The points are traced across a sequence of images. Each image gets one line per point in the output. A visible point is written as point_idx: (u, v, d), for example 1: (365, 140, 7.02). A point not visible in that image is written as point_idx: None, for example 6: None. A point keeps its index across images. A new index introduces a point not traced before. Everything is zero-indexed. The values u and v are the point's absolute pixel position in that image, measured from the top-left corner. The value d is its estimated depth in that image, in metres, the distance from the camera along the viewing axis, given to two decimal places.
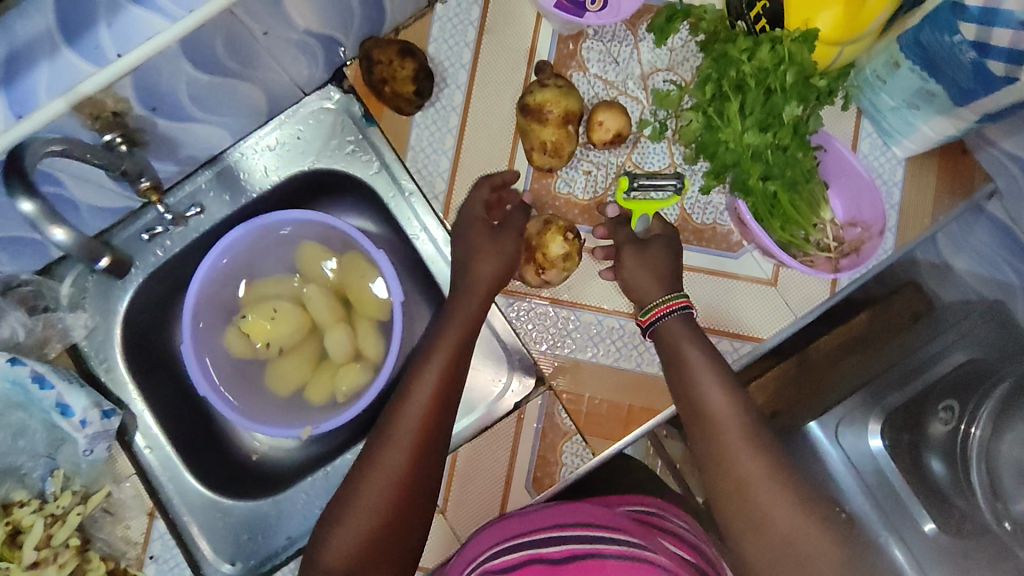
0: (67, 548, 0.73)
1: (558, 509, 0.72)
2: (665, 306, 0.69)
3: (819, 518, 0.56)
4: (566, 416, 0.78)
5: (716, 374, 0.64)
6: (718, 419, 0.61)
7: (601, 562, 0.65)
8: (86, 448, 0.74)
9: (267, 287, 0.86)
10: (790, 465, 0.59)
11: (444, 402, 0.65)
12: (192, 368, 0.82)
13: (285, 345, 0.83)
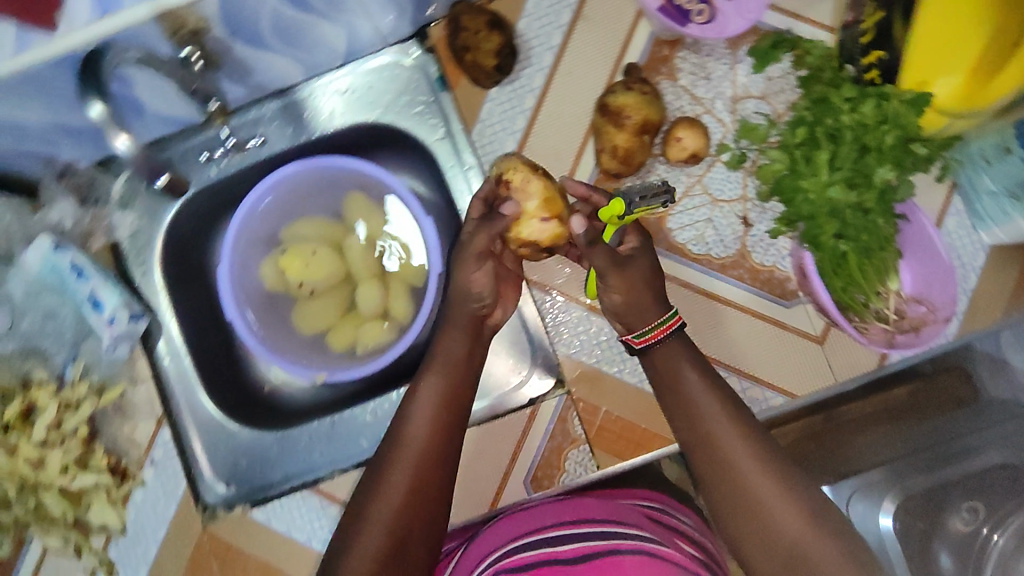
0: (73, 437, 0.75)
1: (549, 510, 0.67)
2: (661, 329, 0.65)
3: (837, 540, 0.55)
4: (578, 424, 0.77)
5: (713, 397, 0.62)
6: (722, 442, 0.60)
7: (617, 559, 0.57)
8: (110, 346, 0.76)
9: (312, 227, 0.86)
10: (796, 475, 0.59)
11: (447, 419, 0.63)
12: (224, 289, 0.83)
13: (318, 287, 0.84)
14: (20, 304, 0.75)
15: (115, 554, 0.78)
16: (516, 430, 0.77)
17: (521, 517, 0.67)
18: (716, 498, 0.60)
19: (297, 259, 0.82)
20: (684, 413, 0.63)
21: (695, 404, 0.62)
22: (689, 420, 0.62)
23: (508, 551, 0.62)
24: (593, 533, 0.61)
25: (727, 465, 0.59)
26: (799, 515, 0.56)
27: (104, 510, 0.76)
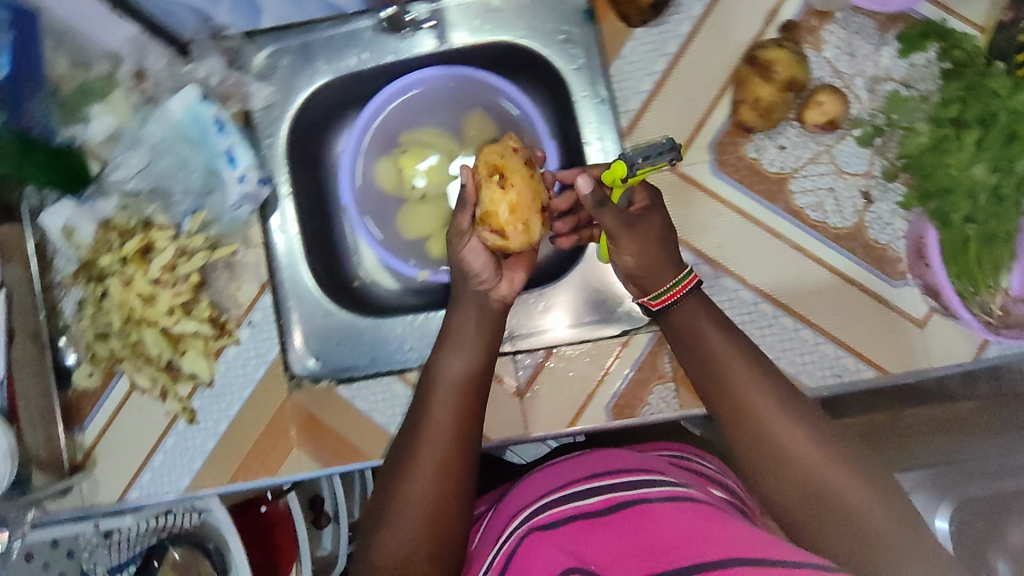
0: (186, 282, 0.78)
1: (582, 463, 0.71)
2: (676, 289, 0.68)
3: (869, 484, 0.57)
4: (668, 360, 0.77)
5: (741, 359, 0.64)
6: (754, 407, 0.61)
7: (648, 505, 0.59)
8: (234, 204, 0.79)
9: (432, 136, 0.89)
10: (827, 428, 0.61)
11: (469, 386, 0.65)
12: (344, 176, 0.87)
13: (431, 191, 0.87)
14: (155, 149, 0.77)
15: (198, 404, 0.80)
16: (608, 354, 0.78)
17: (551, 475, 0.71)
18: (753, 463, 0.61)
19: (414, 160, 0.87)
20: (716, 381, 0.64)
21: (727, 369, 0.63)
22: (721, 386, 0.63)
23: (547, 505, 0.64)
24: (617, 483, 0.64)
25: (762, 427, 0.61)
26: (840, 467, 0.58)
27: (196, 358, 0.79)
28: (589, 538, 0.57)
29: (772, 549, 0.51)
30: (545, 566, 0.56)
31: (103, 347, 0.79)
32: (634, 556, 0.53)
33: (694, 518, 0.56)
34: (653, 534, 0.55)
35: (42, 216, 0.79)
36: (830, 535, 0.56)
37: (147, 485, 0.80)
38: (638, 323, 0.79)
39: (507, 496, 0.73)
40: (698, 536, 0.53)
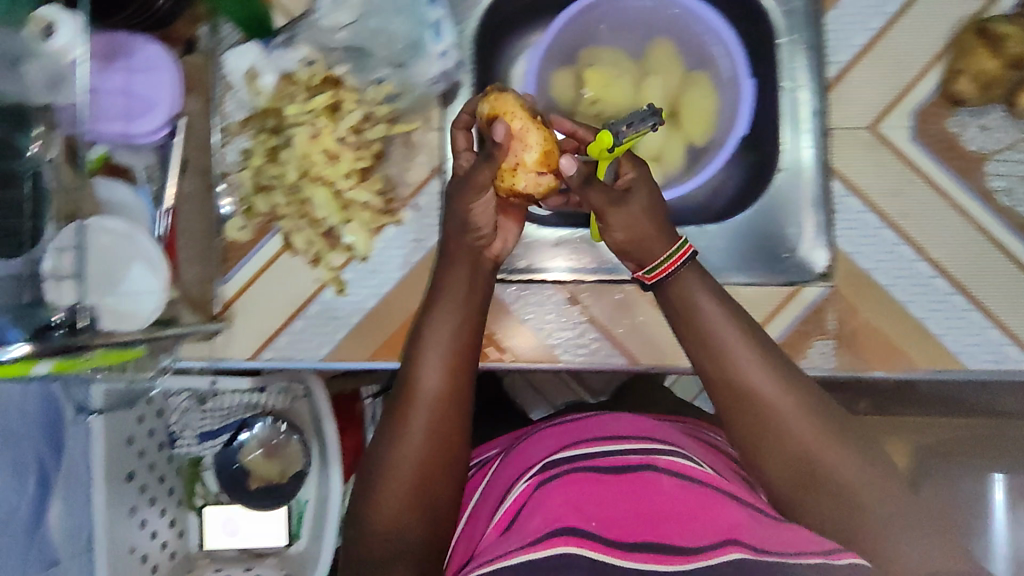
0: (368, 150, 0.77)
1: (602, 426, 0.82)
2: (671, 261, 0.71)
3: (870, 473, 0.67)
4: (834, 319, 0.75)
5: (742, 343, 0.70)
6: (765, 399, 0.68)
7: (655, 479, 0.69)
8: (429, 80, 0.77)
9: (615, 57, 0.85)
10: (842, 431, 0.68)
11: (466, 362, 0.71)
12: (529, 76, 0.83)
13: (608, 110, 0.84)
14: (364, 7, 0.75)
15: (349, 276, 0.78)
16: (774, 301, 0.76)
17: (564, 434, 0.82)
18: (761, 446, 0.69)
19: (599, 79, 0.83)
20: (723, 379, 0.69)
21: (739, 371, 0.69)
22: (736, 381, 0.69)
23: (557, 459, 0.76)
24: (627, 448, 0.75)
25: (774, 416, 0.68)
26: (841, 454, 0.67)
27: (358, 228, 0.77)
28: (588, 491, 0.68)
29: (771, 539, 0.63)
30: (549, 520, 0.63)
31: (263, 201, 0.77)
32: (630, 519, 0.65)
33: (696, 497, 0.67)
34: (652, 502, 0.67)
35: (225, 56, 0.76)
36: (818, 503, 0.67)
37: (283, 348, 0.78)
38: (810, 276, 0.76)
39: (503, 469, 0.82)
40: (687, 514, 0.65)
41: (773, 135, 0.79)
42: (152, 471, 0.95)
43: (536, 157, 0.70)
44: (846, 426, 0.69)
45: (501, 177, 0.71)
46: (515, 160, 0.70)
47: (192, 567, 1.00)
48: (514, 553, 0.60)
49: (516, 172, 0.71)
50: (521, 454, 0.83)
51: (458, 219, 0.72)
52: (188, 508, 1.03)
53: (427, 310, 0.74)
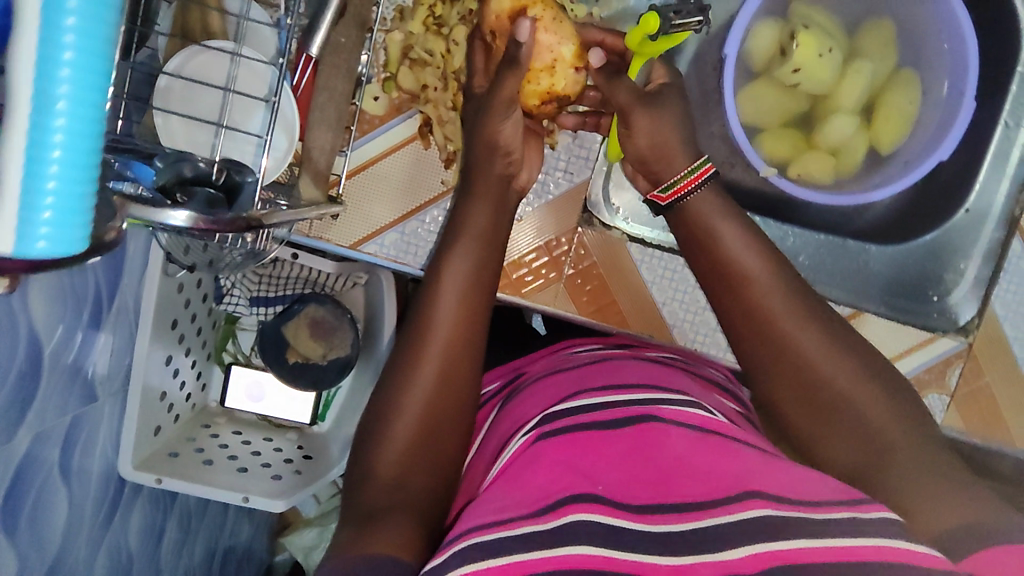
0: None
1: (592, 375, 0.63)
2: (692, 178, 0.63)
3: (898, 407, 0.55)
4: (956, 377, 0.72)
5: (759, 256, 0.61)
6: (779, 321, 0.58)
7: (665, 428, 0.52)
8: None
9: (830, 23, 0.75)
10: (869, 361, 0.57)
11: (473, 292, 0.61)
12: (738, 22, 0.72)
13: (806, 84, 0.73)
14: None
15: None
16: (904, 341, 0.73)
17: (551, 387, 0.63)
18: (787, 395, 0.58)
19: (815, 43, 0.71)
20: (753, 324, 0.59)
21: (768, 310, 0.58)
22: (757, 324, 0.59)
23: (551, 415, 0.56)
24: (626, 398, 0.57)
25: (804, 361, 0.57)
26: (869, 392, 0.55)
27: None
28: (589, 458, 0.50)
29: (805, 488, 0.46)
30: (545, 485, 0.47)
31: (409, 76, 0.66)
32: (636, 480, 0.47)
33: (706, 447, 0.50)
34: (662, 460, 0.49)
35: None
36: (854, 457, 0.53)
37: (387, 246, 0.70)
38: (949, 327, 0.73)
39: (500, 424, 0.64)
40: (699, 465, 0.48)
41: (972, 169, 0.73)
42: (191, 320, 0.88)
43: (572, 51, 0.60)
44: (881, 372, 0.57)
45: (534, 76, 0.61)
46: (551, 57, 0.59)
47: (209, 422, 0.96)
48: (507, 522, 0.43)
49: (554, 70, 0.61)
50: (510, 411, 0.65)
51: (487, 146, 0.62)
52: (214, 362, 0.99)
53: (448, 242, 0.62)
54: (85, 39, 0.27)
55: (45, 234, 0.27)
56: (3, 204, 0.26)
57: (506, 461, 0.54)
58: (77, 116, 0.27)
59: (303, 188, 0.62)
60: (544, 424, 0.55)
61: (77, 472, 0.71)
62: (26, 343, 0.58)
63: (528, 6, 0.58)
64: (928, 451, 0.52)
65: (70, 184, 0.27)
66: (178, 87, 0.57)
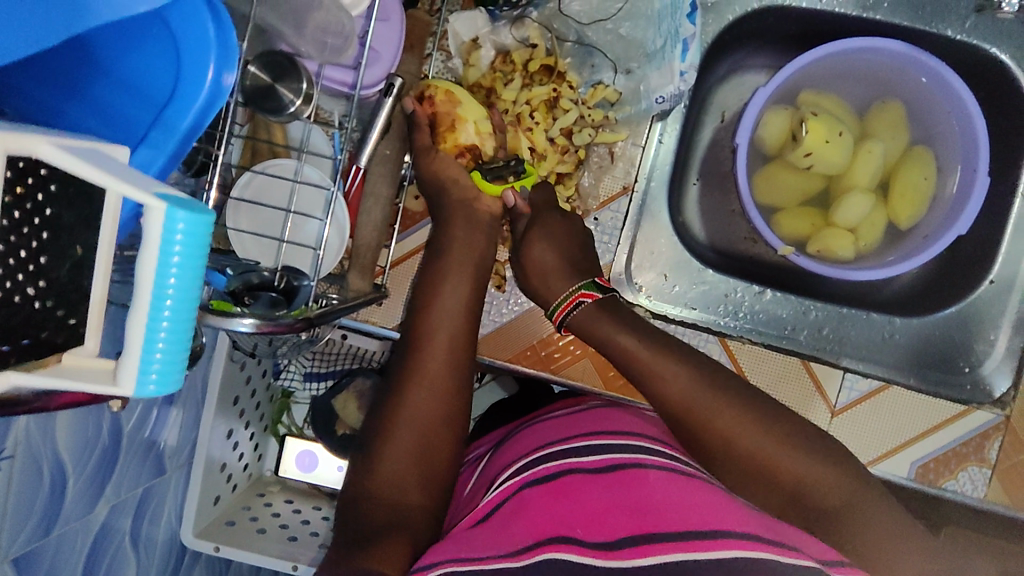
0: (572, 157, 0.73)
1: (571, 424, 0.65)
2: (566, 304, 0.69)
3: (828, 459, 0.58)
4: (995, 449, 0.74)
5: (670, 357, 0.64)
6: (698, 412, 0.60)
7: (643, 471, 0.55)
8: (660, 97, 0.71)
9: (840, 108, 0.80)
10: (788, 422, 0.60)
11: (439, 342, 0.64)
12: (751, 111, 0.76)
13: (818, 167, 0.77)
14: (620, 7, 0.70)
15: (508, 273, 0.76)
16: (942, 413, 0.74)
17: (526, 439, 0.66)
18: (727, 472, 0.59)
19: (824, 129, 0.74)
20: (679, 417, 0.61)
21: (688, 404, 0.61)
22: (686, 422, 0.61)
23: (532, 464, 0.59)
24: (609, 443, 0.59)
25: (735, 442, 0.59)
26: (796, 453, 0.58)
27: None
28: (575, 503, 0.52)
29: (774, 531, 0.49)
30: (525, 527, 0.50)
31: None
32: (613, 519, 0.50)
33: (684, 488, 0.53)
34: (640, 495, 0.52)
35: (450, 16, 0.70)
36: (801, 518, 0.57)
37: None
38: (984, 399, 0.74)
39: (487, 468, 0.67)
40: (674, 503, 0.50)
41: (992, 243, 0.75)
42: (250, 396, 0.95)
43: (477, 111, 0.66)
44: (801, 428, 0.60)
45: (443, 139, 0.66)
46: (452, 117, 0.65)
47: (263, 490, 1.01)
48: (484, 560, 0.47)
49: (456, 129, 0.65)
50: (502, 452, 0.67)
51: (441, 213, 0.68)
52: (270, 434, 1.06)
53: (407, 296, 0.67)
54: (188, 247, 0.30)
55: (153, 385, 0.31)
56: (126, 360, 0.30)
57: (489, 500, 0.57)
58: (181, 305, 0.31)
59: (351, 280, 0.67)
60: (527, 475, 0.57)
61: (145, 542, 0.76)
62: (109, 422, 0.66)
63: (430, 87, 0.65)
64: (863, 500, 0.57)
65: (172, 352, 0.31)
66: (251, 186, 0.58)
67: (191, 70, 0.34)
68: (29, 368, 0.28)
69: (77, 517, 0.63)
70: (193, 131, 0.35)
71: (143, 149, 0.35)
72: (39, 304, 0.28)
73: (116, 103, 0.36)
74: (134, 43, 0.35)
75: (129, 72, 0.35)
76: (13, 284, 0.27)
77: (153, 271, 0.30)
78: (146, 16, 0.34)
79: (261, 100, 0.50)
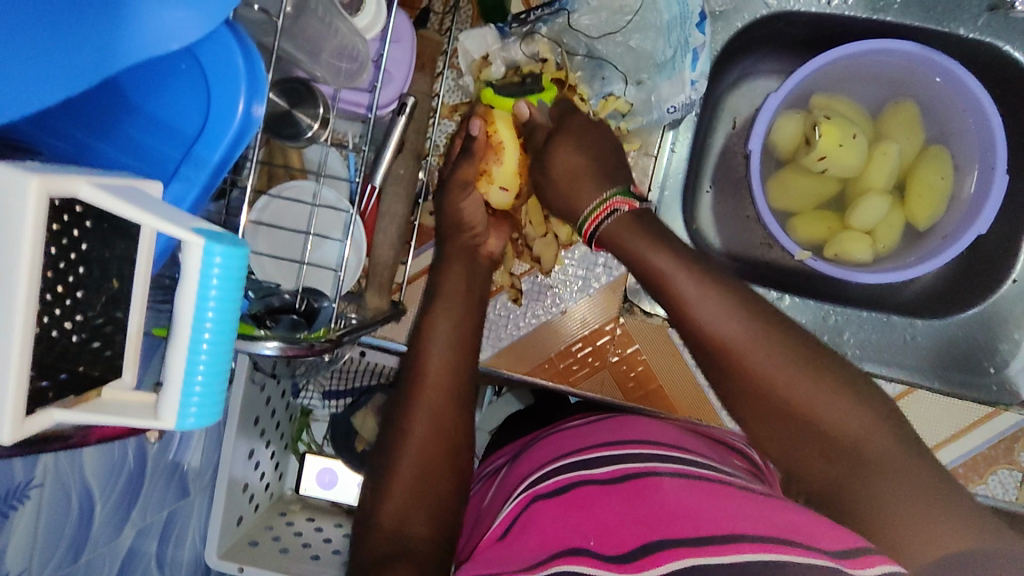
0: None
1: (589, 435, 0.65)
2: (598, 212, 0.65)
3: (867, 409, 0.52)
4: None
5: (702, 282, 0.57)
6: (728, 340, 0.55)
7: (657, 478, 0.54)
8: (671, 106, 0.71)
9: (852, 110, 0.79)
10: (827, 361, 0.54)
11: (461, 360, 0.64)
12: (764, 117, 0.75)
13: (833, 170, 0.76)
14: (630, 20, 0.69)
15: (525, 286, 0.76)
16: (970, 417, 0.75)
17: (555, 442, 0.66)
18: (758, 422, 0.55)
19: (838, 132, 0.74)
20: (708, 349, 0.56)
21: (718, 334, 0.55)
22: (713, 350, 0.56)
23: (549, 474, 0.59)
24: (624, 453, 0.58)
25: (774, 392, 0.53)
26: (833, 400, 0.52)
27: (547, 245, 0.75)
28: (591, 516, 0.52)
29: (806, 531, 0.47)
30: (543, 539, 0.51)
31: None
32: (624, 530, 0.50)
33: (702, 492, 0.51)
34: (652, 506, 0.51)
35: (459, 35, 0.71)
36: (830, 478, 0.52)
37: None
38: (1011, 401, 0.73)
39: (505, 481, 0.66)
40: (687, 511, 0.49)
41: (1014, 240, 0.74)
42: (270, 415, 0.96)
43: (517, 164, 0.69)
44: (842, 374, 0.54)
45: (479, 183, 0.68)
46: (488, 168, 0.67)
47: (285, 509, 1.02)
48: None
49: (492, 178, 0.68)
50: (522, 463, 0.67)
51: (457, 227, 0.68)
52: (290, 452, 1.06)
53: (426, 312, 0.67)
54: (226, 279, 0.30)
55: (194, 414, 0.31)
56: (167, 391, 0.30)
57: (508, 511, 0.57)
58: (219, 335, 0.31)
59: (369, 298, 0.67)
60: (545, 485, 0.57)
61: (170, 564, 0.76)
62: (134, 446, 0.66)
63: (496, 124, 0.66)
64: (905, 462, 0.50)
65: (212, 380, 0.31)
66: (268, 210, 0.59)
67: (222, 105, 0.35)
68: (66, 404, 0.29)
69: (105, 542, 0.63)
70: (224, 164, 0.36)
71: (175, 183, 0.35)
72: (78, 336, 0.29)
73: (148, 142, 0.37)
74: (163, 81, 0.36)
75: (158, 109, 0.37)
76: (50, 320, 0.27)
77: (193, 302, 0.30)
78: (176, 54, 0.35)
79: (281, 125, 0.52)
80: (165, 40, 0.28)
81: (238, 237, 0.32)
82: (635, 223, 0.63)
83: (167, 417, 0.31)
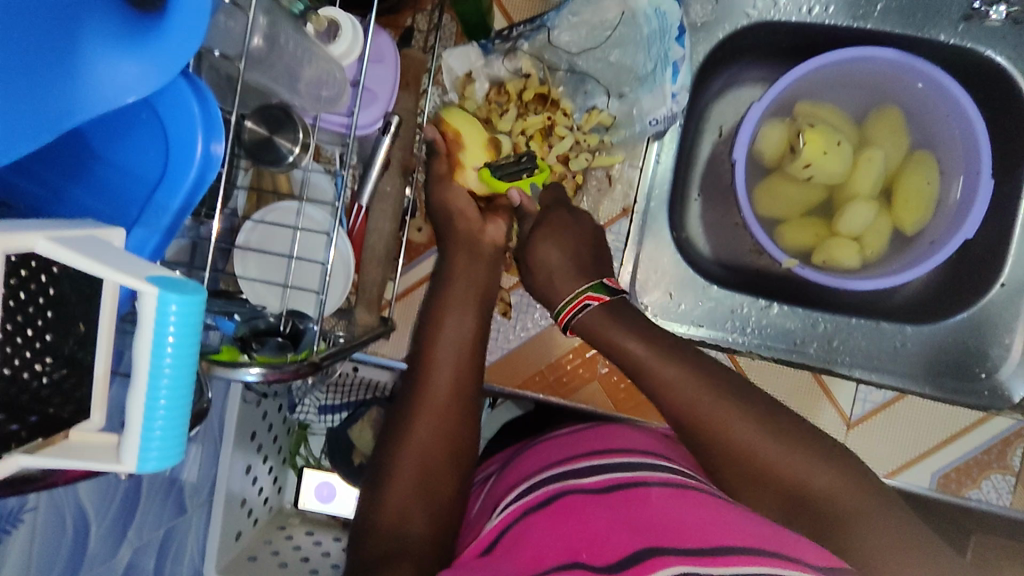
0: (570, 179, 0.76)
1: (573, 443, 0.65)
2: (573, 305, 0.67)
3: (830, 462, 0.57)
4: (1017, 456, 0.75)
5: (671, 359, 0.62)
6: (700, 412, 0.59)
7: (646, 488, 0.54)
8: (654, 119, 0.72)
9: (837, 117, 0.79)
10: (788, 422, 0.59)
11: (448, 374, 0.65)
12: (748, 127, 0.76)
13: (818, 177, 0.76)
14: (610, 35, 0.69)
15: (514, 299, 0.77)
16: (959, 423, 0.75)
17: (535, 454, 0.66)
18: (735, 482, 0.59)
19: (822, 140, 0.74)
20: (680, 419, 0.60)
21: (688, 405, 0.60)
22: (684, 420, 0.60)
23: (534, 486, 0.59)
24: (613, 463, 0.59)
25: (744, 455, 0.58)
26: (798, 455, 0.57)
27: None
28: (580, 525, 0.52)
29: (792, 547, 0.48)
30: (533, 554, 0.50)
31: None
32: (614, 539, 0.50)
33: (690, 504, 0.52)
34: (643, 515, 0.51)
35: (443, 52, 0.72)
36: (807, 526, 0.56)
37: None
38: (1003, 404, 0.73)
39: (489, 493, 0.66)
40: (676, 524, 0.50)
41: (1002, 243, 0.74)
42: (266, 431, 0.96)
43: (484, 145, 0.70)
44: (804, 435, 0.59)
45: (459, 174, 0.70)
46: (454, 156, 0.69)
47: (284, 523, 1.02)
48: None
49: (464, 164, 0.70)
50: (507, 474, 0.67)
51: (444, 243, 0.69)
52: (288, 466, 1.07)
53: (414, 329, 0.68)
54: (183, 328, 0.31)
55: (155, 455, 0.32)
56: (128, 432, 0.31)
57: (494, 523, 0.57)
58: (178, 377, 0.32)
59: (359, 315, 0.68)
60: (528, 497, 0.57)
61: None
62: None
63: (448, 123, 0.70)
64: (870, 508, 0.55)
65: (172, 422, 0.32)
66: (256, 233, 0.60)
67: (181, 147, 0.36)
68: (32, 449, 0.29)
69: (101, 561, 0.64)
70: (185, 208, 0.37)
71: (138, 228, 0.36)
72: (47, 379, 0.30)
73: (118, 183, 0.38)
74: (123, 131, 0.37)
75: (122, 157, 0.38)
76: (21, 362, 0.28)
77: (149, 350, 0.30)
78: (135, 105, 0.37)
79: (261, 151, 0.52)
80: (120, 94, 0.29)
81: (197, 282, 0.32)
82: (612, 316, 0.66)
83: (128, 460, 0.31)
